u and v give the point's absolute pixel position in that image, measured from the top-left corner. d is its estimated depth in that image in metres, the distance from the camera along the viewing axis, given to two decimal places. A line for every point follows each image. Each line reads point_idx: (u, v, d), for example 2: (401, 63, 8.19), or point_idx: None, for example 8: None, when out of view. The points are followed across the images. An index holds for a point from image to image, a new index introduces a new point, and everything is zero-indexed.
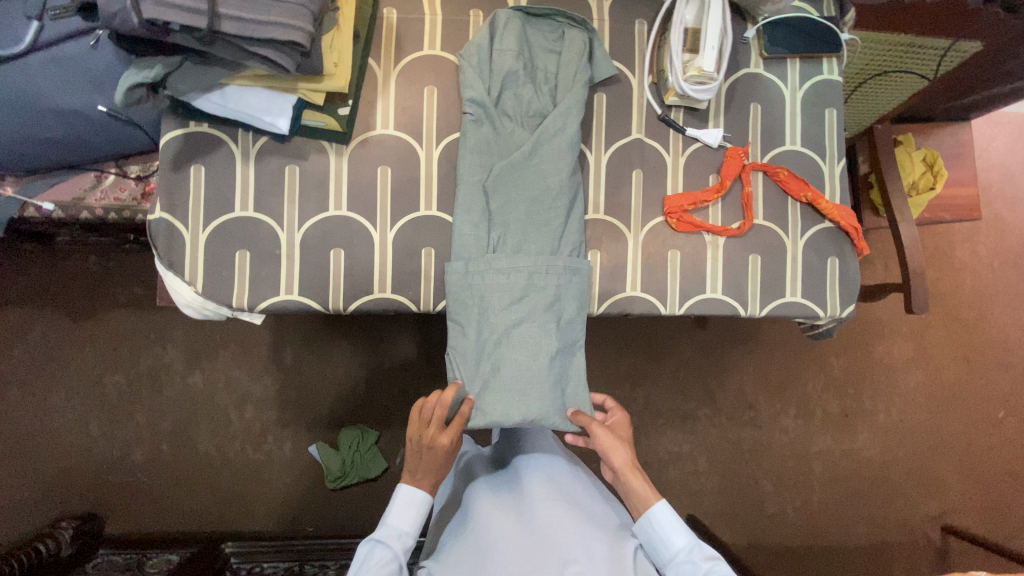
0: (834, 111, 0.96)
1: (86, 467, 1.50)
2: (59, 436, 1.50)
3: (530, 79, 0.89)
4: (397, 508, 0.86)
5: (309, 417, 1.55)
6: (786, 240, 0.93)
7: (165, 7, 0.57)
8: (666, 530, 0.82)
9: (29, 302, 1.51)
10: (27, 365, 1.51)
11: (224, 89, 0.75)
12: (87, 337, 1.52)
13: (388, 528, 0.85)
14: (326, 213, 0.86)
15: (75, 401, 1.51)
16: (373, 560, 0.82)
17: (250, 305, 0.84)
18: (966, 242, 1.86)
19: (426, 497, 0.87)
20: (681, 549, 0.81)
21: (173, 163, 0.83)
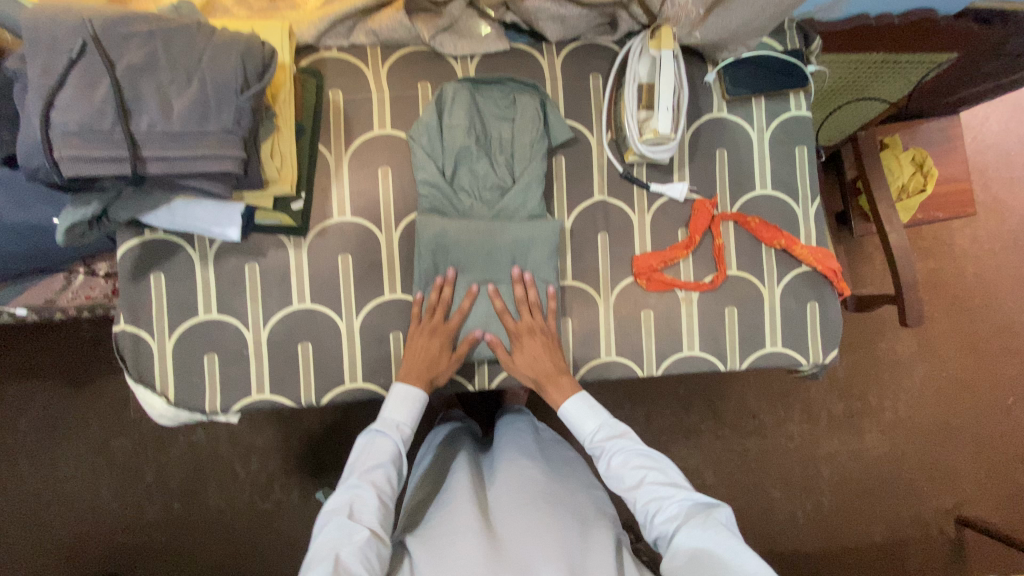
0: (805, 148, 0.92)
1: (101, 531, 1.53)
2: (71, 504, 1.53)
3: (484, 151, 0.87)
4: (391, 402, 0.82)
5: (311, 466, 1.56)
6: (762, 289, 0.90)
7: (87, 163, 0.56)
8: (581, 416, 0.84)
9: (26, 377, 1.53)
10: (31, 438, 1.53)
11: (170, 205, 0.73)
12: (87, 405, 1.54)
13: (387, 419, 0.82)
14: (291, 307, 0.85)
15: (82, 469, 1.53)
16: (366, 474, 0.76)
17: (225, 407, 0.84)
18: (967, 231, 1.78)
19: (422, 393, 0.82)
20: (613, 450, 0.82)
21: (132, 274, 0.83)
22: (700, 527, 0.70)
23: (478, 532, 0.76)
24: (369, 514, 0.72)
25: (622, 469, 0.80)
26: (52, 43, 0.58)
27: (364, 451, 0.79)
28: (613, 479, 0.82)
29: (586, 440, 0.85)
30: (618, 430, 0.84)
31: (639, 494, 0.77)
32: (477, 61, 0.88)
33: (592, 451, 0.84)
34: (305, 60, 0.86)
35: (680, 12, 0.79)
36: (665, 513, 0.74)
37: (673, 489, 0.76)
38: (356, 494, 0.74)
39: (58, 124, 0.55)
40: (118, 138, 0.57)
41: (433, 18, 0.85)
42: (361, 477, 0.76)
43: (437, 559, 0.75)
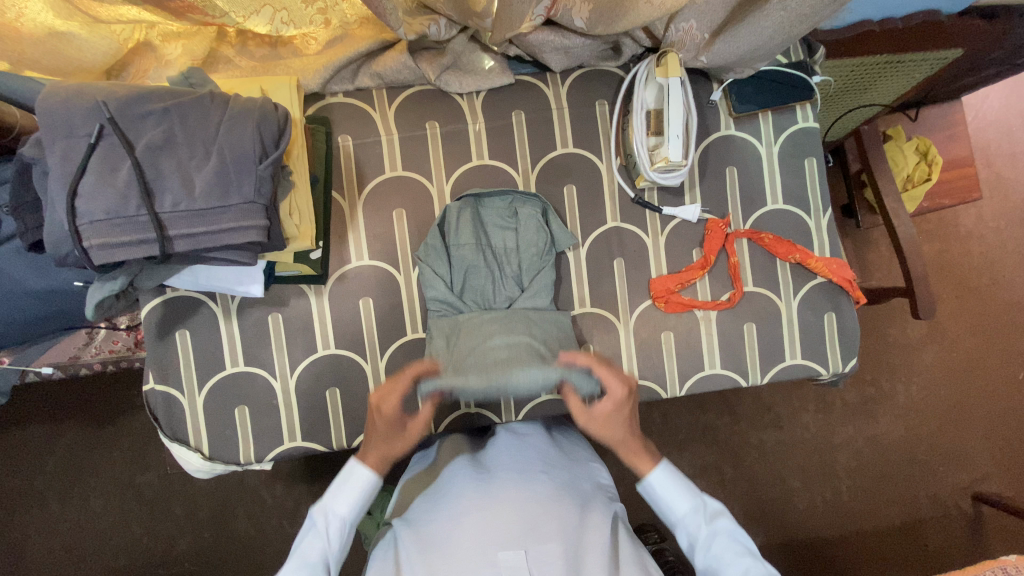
0: (814, 160, 0.93)
1: (134, 565, 1.55)
2: (102, 541, 1.54)
3: (490, 263, 0.86)
4: (338, 488, 0.77)
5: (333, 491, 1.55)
6: (779, 303, 0.91)
7: (116, 248, 0.57)
8: (672, 496, 0.81)
9: (48, 420, 1.54)
10: (57, 479, 1.54)
11: (192, 269, 0.74)
12: (112, 444, 1.55)
13: (326, 506, 0.76)
14: (315, 353, 0.86)
15: (111, 504, 1.55)
16: (294, 566, 0.72)
17: (259, 457, 0.86)
18: (972, 212, 1.76)
19: (371, 484, 0.77)
20: (710, 534, 0.79)
21: (157, 333, 0.84)
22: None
23: (472, 507, 0.75)
24: None
25: (720, 558, 0.76)
26: (69, 129, 0.57)
27: (305, 538, 0.75)
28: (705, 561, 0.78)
29: (677, 520, 0.81)
30: (714, 510, 0.81)
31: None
32: (483, 96, 0.89)
33: (683, 534, 0.81)
34: (312, 108, 0.86)
35: (686, 37, 0.78)
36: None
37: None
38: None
39: (84, 213, 0.56)
40: (144, 221, 0.57)
41: (437, 56, 0.86)
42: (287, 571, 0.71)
43: (428, 538, 0.74)
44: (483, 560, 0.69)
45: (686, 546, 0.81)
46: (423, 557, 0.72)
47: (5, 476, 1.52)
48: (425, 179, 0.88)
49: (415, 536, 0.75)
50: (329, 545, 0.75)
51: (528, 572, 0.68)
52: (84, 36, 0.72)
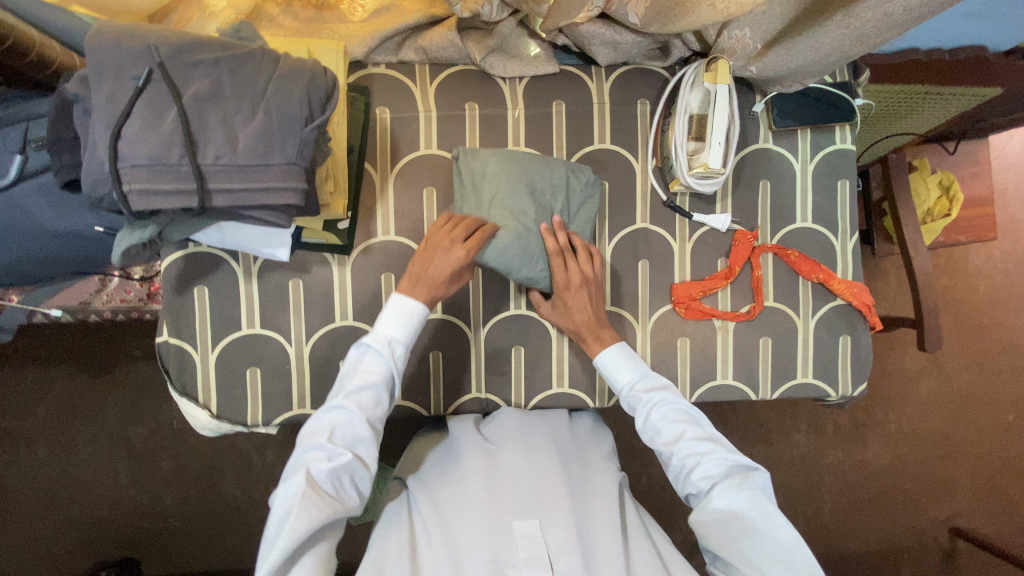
0: (847, 183, 0.93)
1: (115, 517, 1.55)
2: (85, 490, 1.53)
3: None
4: (389, 314, 0.76)
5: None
6: (797, 321, 0.92)
7: (154, 196, 0.56)
8: (616, 367, 0.82)
9: (42, 363, 1.52)
10: (47, 423, 1.53)
11: (221, 226, 0.73)
12: (104, 394, 1.54)
13: (376, 332, 0.76)
14: (333, 323, 0.86)
15: (97, 455, 1.54)
16: (352, 394, 0.72)
17: (266, 420, 0.86)
18: (984, 252, 1.77)
19: (423, 309, 0.76)
20: (650, 402, 0.80)
21: (176, 286, 0.83)
22: (735, 490, 0.72)
23: (479, 475, 0.77)
24: (351, 434, 0.70)
25: (660, 427, 0.79)
26: (118, 70, 0.56)
27: (356, 366, 0.75)
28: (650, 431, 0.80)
29: (621, 387, 0.82)
30: (657, 384, 0.82)
31: (677, 450, 0.77)
32: (525, 82, 0.88)
33: (625, 401, 0.82)
34: (353, 76, 0.85)
35: (737, 44, 0.79)
36: (704, 471, 0.75)
37: (713, 446, 0.76)
38: (342, 417, 0.71)
39: (126, 158, 0.55)
40: (185, 172, 0.57)
41: (484, 37, 0.85)
42: (347, 398, 0.72)
43: (444, 504, 0.76)
44: (495, 530, 0.71)
45: (630, 414, 0.83)
46: (435, 519, 0.74)
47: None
48: None
49: (429, 498, 0.77)
50: (386, 373, 0.75)
51: (540, 542, 0.70)
52: None
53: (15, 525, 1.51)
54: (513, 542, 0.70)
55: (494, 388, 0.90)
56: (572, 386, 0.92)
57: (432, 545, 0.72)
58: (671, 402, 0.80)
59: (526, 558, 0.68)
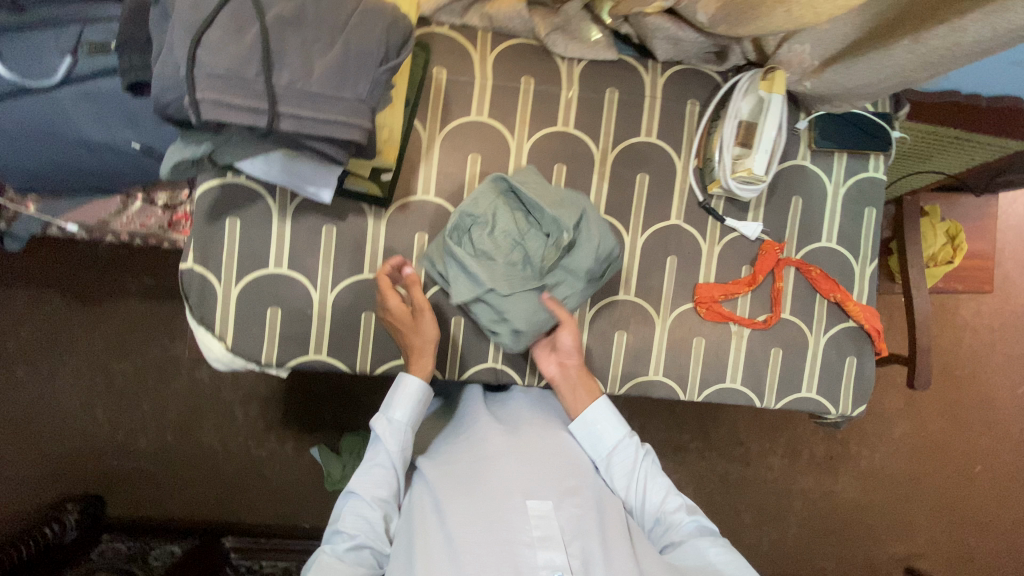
0: (874, 210, 0.96)
1: (72, 453, 1.45)
2: (44, 421, 1.44)
3: (507, 232, 0.80)
4: (390, 398, 0.78)
5: (307, 420, 1.49)
6: (809, 336, 0.94)
7: (223, 108, 0.55)
8: (604, 425, 0.83)
9: (23, 282, 1.41)
10: (15, 345, 1.42)
11: (268, 156, 0.71)
12: (83, 326, 1.43)
13: (385, 417, 0.78)
14: (360, 275, 0.86)
15: (62, 385, 1.44)
16: (362, 481, 0.76)
17: (280, 361, 0.85)
18: (989, 306, 1.78)
19: (418, 387, 0.79)
20: (643, 458, 0.83)
21: (207, 215, 0.82)
22: (705, 543, 0.76)
23: (493, 455, 0.76)
24: (364, 519, 0.74)
25: (648, 485, 0.81)
26: None
27: (367, 453, 0.79)
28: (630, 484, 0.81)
29: (617, 442, 0.82)
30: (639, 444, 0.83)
31: (665, 507, 0.80)
32: (583, 65, 0.89)
33: (617, 457, 0.82)
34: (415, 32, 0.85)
35: (795, 58, 0.82)
36: (684, 528, 0.79)
37: (692, 510, 0.80)
38: (352, 502, 0.75)
39: (203, 65, 0.54)
40: (259, 91, 0.57)
41: (550, 14, 0.86)
42: (356, 485, 0.75)
43: (454, 480, 0.75)
44: (509, 508, 0.69)
45: (613, 473, 0.82)
46: (447, 496, 0.73)
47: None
48: (507, 131, 0.88)
49: (442, 475, 0.76)
50: (391, 454, 0.77)
51: (555, 524, 0.69)
52: None
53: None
54: (527, 523, 0.68)
55: (510, 361, 0.91)
56: (586, 370, 0.92)
57: (444, 518, 0.70)
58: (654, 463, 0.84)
59: (540, 538, 0.67)
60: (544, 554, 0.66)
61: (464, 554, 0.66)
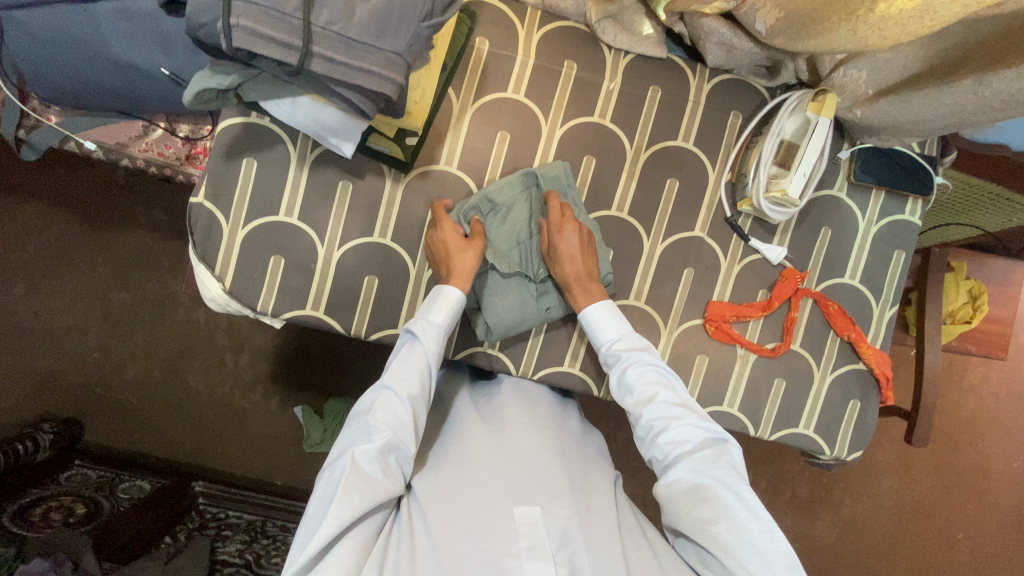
0: (902, 255, 0.93)
1: (59, 373, 1.44)
2: (37, 338, 1.43)
3: (519, 230, 0.84)
4: (430, 302, 0.78)
5: (294, 377, 1.47)
6: (815, 372, 0.92)
7: (257, 38, 0.54)
8: (598, 323, 0.81)
9: (40, 197, 1.41)
10: (21, 258, 1.42)
11: (295, 99, 0.68)
12: (90, 249, 1.43)
13: (419, 318, 0.77)
14: (369, 237, 0.84)
15: (60, 304, 1.44)
16: (394, 374, 0.73)
17: (276, 312, 0.84)
18: (1005, 375, 1.71)
19: (460, 294, 0.77)
20: (633, 363, 0.78)
21: (225, 152, 0.80)
22: (704, 461, 0.69)
23: (479, 457, 0.74)
24: (392, 411, 0.70)
25: (636, 385, 0.77)
26: None
27: (398, 355, 0.76)
28: (622, 389, 0.79)
29: (601, 344, 0.81)
30: (639, 344, 0.80)
31: (649, 410, 0.75)
32: (630, 57, 0.86)
33: (606, 357, 0.81)
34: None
35: (850, 84, 0.78)
36: (672, 437, 0.72)
37: (686, 415, 0.74)
38: (381, 398, 0.71)
39: None
40: (296, 26, 0.55)
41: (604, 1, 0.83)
42: (388, 379, 0.73)
43: (440, 486, 0.72)
44: (495, 516, 0.67)
45: (608, 372, 0.82)
46: (432, 500, 0.70)
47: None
48: (541, 115, 0.85)
49: (427, 482, 0.73)
50: (427, 354, 0.76)
51: (542, 531, 0.66)
52: None
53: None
54: (513, 529, 0.66)
55: (507, 349, 0.89)
56: (582, 370, 0.90)
57: (427, 522, 0.67)
58: (648, 362, 0.79)
59: (527, 547, 0.65)
60: (531, 564, 0.63)
61: (449, 566, 0.63)
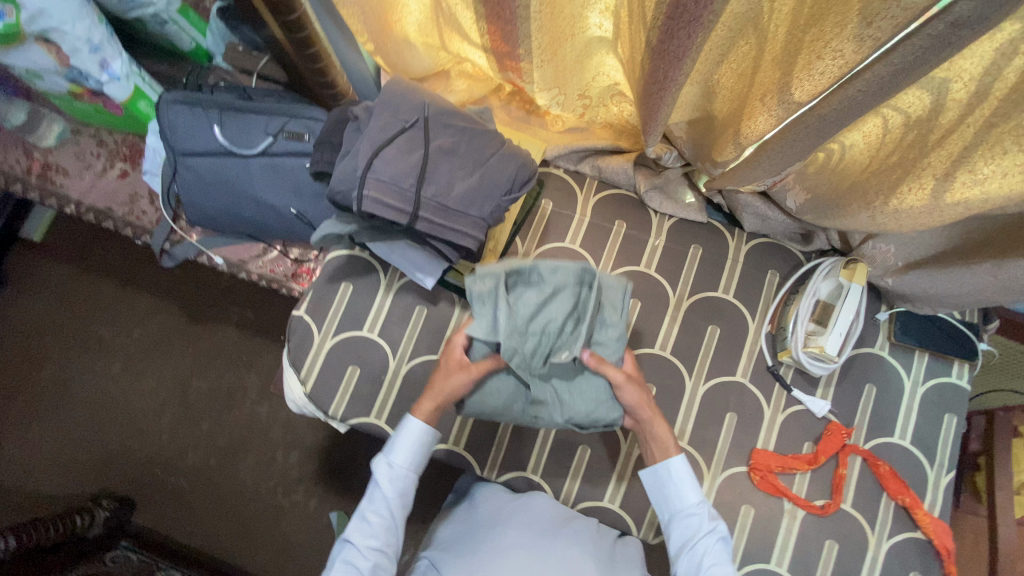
0: (954, 418, 0.92)
1: (131, 452, 1.56)
2: (122, 417, 1.58)
3: (553, 322, 0.77)
4: (393, 445, 0.84)
5: (336, 479, 1.52)
6: (868, 537, 0.88)
7: (380, 205, 0.70)
8: (683, 487, 0.82)
9: (156, 293, 1.64)
10: (127, 343, 1.62)
11: (393, 243, 0.85)
12: (184, 340, 1.62)
13: (388, 463, 0.84)
14: (435, 356, 0.95)
15: (148, 388, 1.60)
16: (360, 523, 0.83)
17: (344, 417, 0.93)
18: None
19: (424, 430, 0.83)
20: (704, 532, 0.80)
21: (328, 277, 0.97)
22: None
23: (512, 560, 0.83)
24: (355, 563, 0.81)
25: (704, 560, 0.79)
26: (397, 112, 0.75)
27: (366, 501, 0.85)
28: (687, 553, 0.80)
29: (678, 505, 0.82)
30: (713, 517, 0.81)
31: None
32: (674, 220, 0.99)
33: (682, 522, 0.81)
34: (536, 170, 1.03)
35: (880, 255, 0.87)
36: None
37: None
38: (344, 548, 0.82)
39: (376, 171, 0.70)
40: (409, 197, 0.71)
41: (652, 175, 1.00)
42: (352, 530, 0.83)
43: None
44: None
45: (670, 531, 0.83)
46: None
47: (96, 321, 1.63)
48: (594, 262, 0.98)
49: None
50: (387, 495, 0.84)
51: None
52: (419, 51, 0.87)
53: (55, 423, 1.57)
54: None
55: (549, 476, 0.92)
56: (623, 507, 0.91)
57: None
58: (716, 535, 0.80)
59: None
60: None
61: None
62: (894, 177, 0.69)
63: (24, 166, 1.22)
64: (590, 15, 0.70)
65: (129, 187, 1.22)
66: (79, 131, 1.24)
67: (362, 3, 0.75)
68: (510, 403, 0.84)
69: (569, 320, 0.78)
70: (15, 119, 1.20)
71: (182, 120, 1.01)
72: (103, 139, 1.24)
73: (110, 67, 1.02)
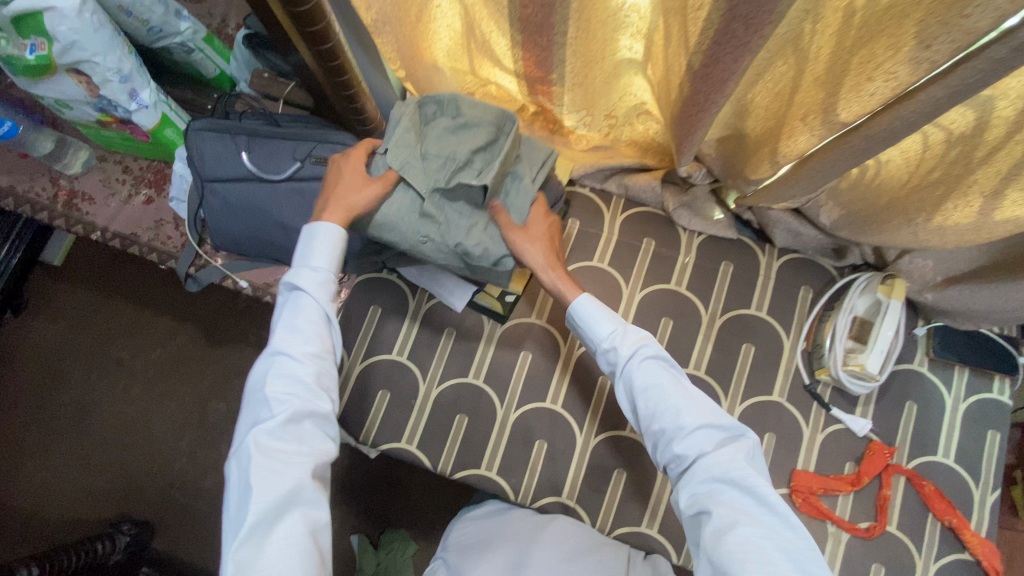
0: (998, 435, 0.90)
1: (151, 476, 1.55)
2: (141, 440, 1.57)
3: (460, 149, 0.80)
4: (308, 248, 0.76)
5: (354, 503, 1.48)
6: (916, 560, 0.85)
7: None
8: (601, 315, 0.79)
9: (176, 315, 1.65)
10: (147, 366, 1.62)
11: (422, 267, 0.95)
12: (204, 362, 1.62)
13: (303, 267, 0.76)
14: (465, 379, 0.94)
15: (167, 410, 1.59)
16: (285, 342, 0.72)
17: (374, 443, 0.92)
18: None
19: (335, 231, 0.76)
20: (634, 356, 0.76)
21: (357, 301, 0.97)
22: (725, 458, 0.68)
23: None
24: (286, 385, 0.69)
25: (645, 384, 0.74)
26: None
27: (288, 312, 0.75)
28: (627, 384, 0.76)
29: (600, 335, 0.79)
30: (639, 335, 0.78)
31: (660, 414, 0.73)
32: (703, 237, 0.98)
33: (609, 351, 0.78)
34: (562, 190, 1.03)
35: (916, 270, 0.87)
36: (687, 441, 0.70)
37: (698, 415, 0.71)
38: (276, 362, 0.70)
39: None
40: None
41: (680, 192, 0.99)
42: (275, 347, 0.71)
43: None
44: None
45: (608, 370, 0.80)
46: None
47: (117, 344, 1.63)
48: (623, 281, 0.97)
49: None
50: (314, 304, 0.75)
51: None
52: (447, 75, 0.88)
53: (76, 447, 1.56)
54: None
55: (584, 502, 0.90)
56: (661, 532, 0.89)
57: None
58: (654, 359, 0.76)
59: None
60: None
61: None
62: (937, 194, 0.68)
63: (50, 194, 1.23)
64: (623, 38, 0.69)
65: (154, 213, 1.23)
66: (104, 159, 1.25)
67: (396, 33, 0.76)
68: (410, 222, 0.80)
69: (477, 154, 0.82)
70: (41, 148, 1.22)
71: (210, 148, 1.02)
72: (128, 165, 1.25)
73: (139, 97, 1.03)
